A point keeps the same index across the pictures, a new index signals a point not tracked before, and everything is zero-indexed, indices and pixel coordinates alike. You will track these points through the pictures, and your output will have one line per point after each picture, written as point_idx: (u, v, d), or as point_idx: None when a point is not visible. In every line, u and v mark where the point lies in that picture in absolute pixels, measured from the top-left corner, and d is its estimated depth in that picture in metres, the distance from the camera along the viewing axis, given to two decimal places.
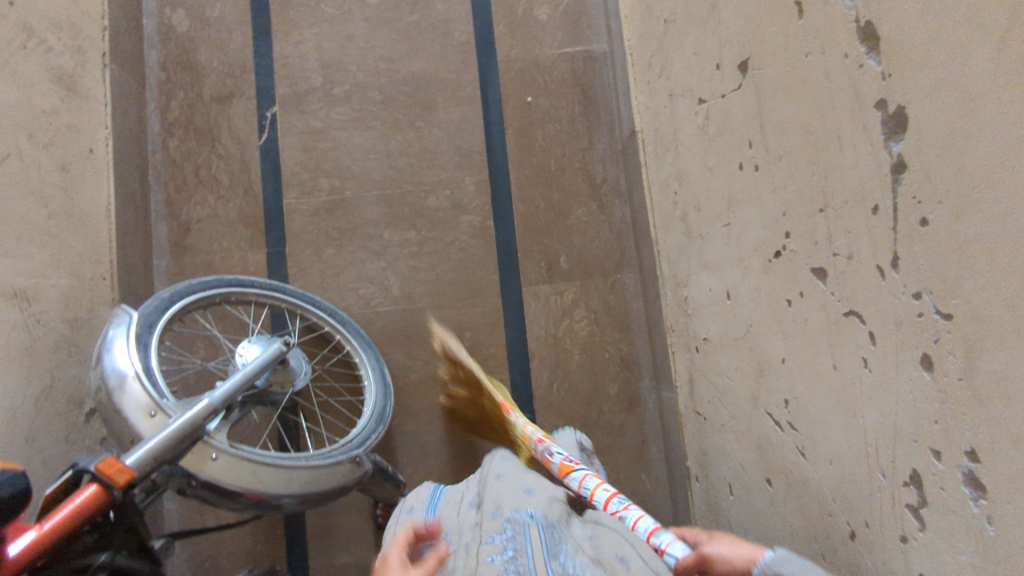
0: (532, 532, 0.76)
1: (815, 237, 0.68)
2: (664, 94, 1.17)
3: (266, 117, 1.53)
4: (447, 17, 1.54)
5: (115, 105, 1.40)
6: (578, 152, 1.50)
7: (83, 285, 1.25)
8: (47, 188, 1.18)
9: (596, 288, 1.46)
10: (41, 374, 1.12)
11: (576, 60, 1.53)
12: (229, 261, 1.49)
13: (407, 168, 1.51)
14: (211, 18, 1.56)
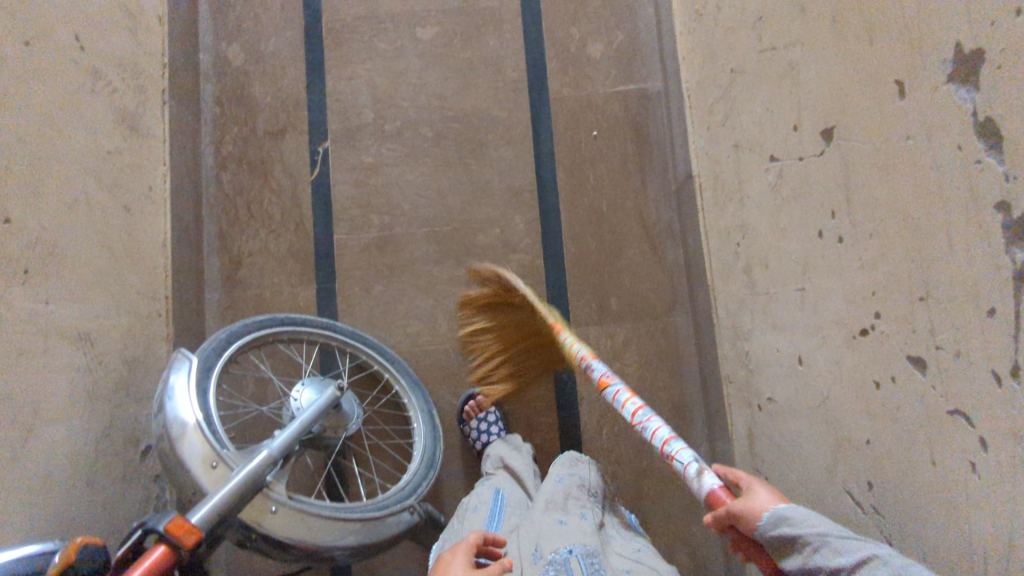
0: (574, 568, 0.90)
1: (912, 324, 0.65)
2: (728, 144, 1.15)
3: (318, 153, 1.54)
4: (499, 54, 1.54)
5: (172, 142, 1.42)
6: (630, 192, 1.48)
7: (140, 323, 1.27)
8: (110, 230, 1.19)
9: (647, 330, 1.44)
10: (102, 414, 1.13)
11: (629, 98, 1.51)
12: (280, 296, 1.50)
13: (457, 206, 1.50)
14: (265, 52, 1.57)
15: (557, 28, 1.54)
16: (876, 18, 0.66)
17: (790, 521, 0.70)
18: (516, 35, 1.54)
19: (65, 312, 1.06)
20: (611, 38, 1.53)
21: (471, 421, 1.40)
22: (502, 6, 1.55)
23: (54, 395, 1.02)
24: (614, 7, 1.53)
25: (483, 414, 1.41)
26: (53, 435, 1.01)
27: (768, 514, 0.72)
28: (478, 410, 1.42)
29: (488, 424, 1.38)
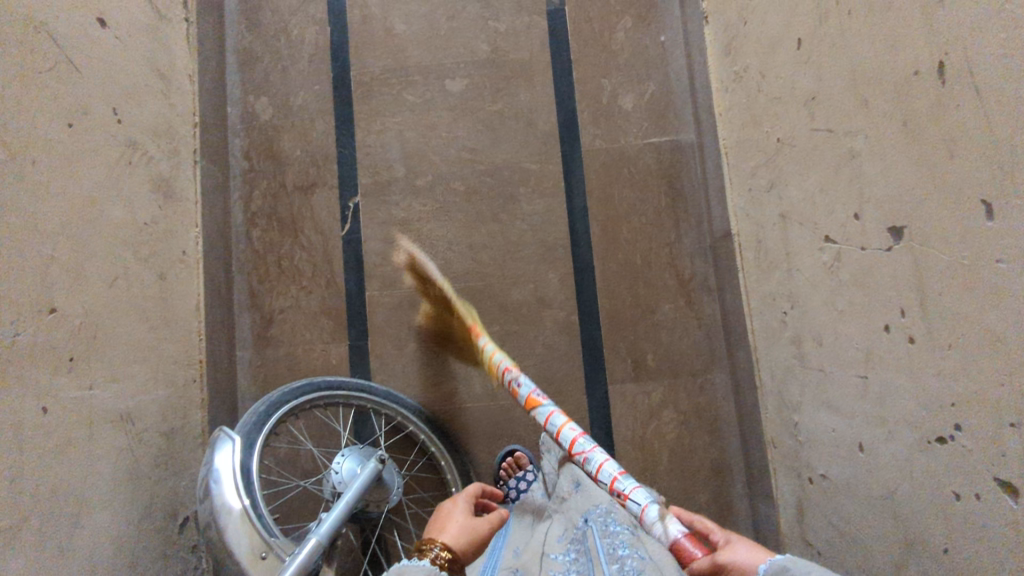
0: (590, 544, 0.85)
1: (1003, 448, 0.64)
2: (773, 212, 1.13)
3: (349, 208, 1.53)
4: (530, 107, 1.53)
5: (204, 202, 1.41)
6: (665, 246, 1.47)
7: (177, 392, 1.25)
8: (147, 302, 1.18)
9: (684, 387, 1.43)
10: (143, 493, 1.11)
11: (662, 150, 1.49)
12: (311, 353, 1.48)
13: (490, 261, 1.49)
14: (294, 105, 1.56)
15: (588, 80, 1.53)
16: (960, 133, 0.65)
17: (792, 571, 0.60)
18: (547, 87, 1.53)
19: (108, 393, 1.05)
20: (643, 89, 1.51)
21: (510, 480, 1.37)
22: (532, 57, 1.54)
23: (99, 480, 1.00)
24: (645, 58, 1.52)
25: (520, 474, 1.38)
26: (98, 521, 0.99)
27: (763, 566, 0.63)
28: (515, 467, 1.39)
29: (526, 482, 1.36)
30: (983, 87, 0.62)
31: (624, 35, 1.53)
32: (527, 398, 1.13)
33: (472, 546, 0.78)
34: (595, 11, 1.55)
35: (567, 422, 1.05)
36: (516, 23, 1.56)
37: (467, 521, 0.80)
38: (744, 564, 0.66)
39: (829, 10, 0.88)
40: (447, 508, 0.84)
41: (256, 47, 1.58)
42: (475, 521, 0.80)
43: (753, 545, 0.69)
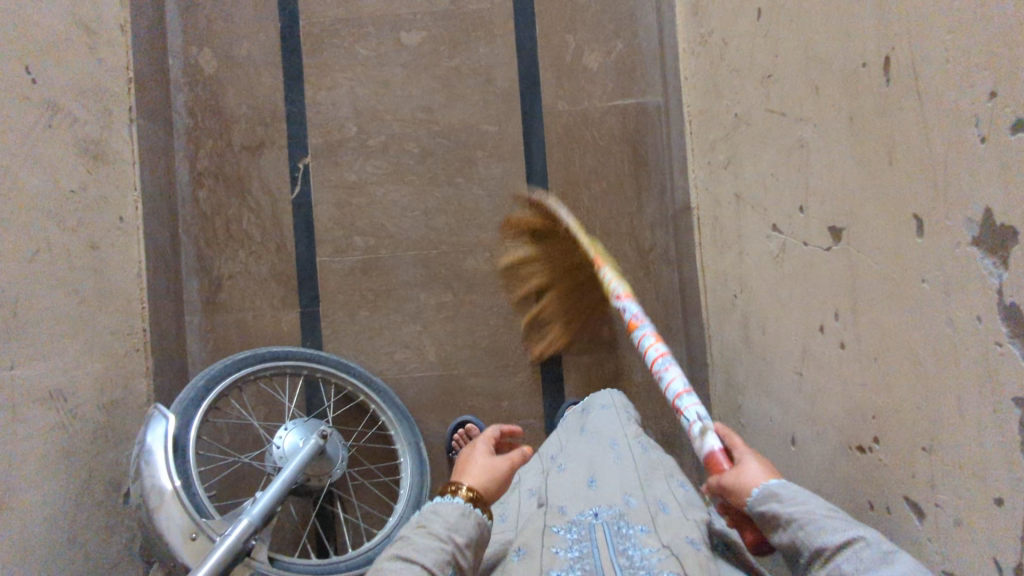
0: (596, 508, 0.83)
1: (914, 470, 0.63)
2: (728, 191, 1.08)
3: (298, 169, 1.46)
4: (489, 64, 1.44)
5: (143, 162, 1.35)
6: (626, 215, 1.41)
7: (117, 363, 1.23)
8: (76, 273, 1.14)
9: (639, 360, 1.41)
10: (80, 468, 1.11)
11: (627, 114, 1.42)
12: (262, 320, 1.45)
13: (444, 228, 1.44)
14: (239, 57, 1.47)
15: (552, 35, 1.43)
16: (900, 139, 0.60)
17: (780, 499, 0.63)
18: (508, 42, 1.44)
19: (34, 370, 1.03)
20: (609, 46, 1.42)
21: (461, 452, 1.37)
22: (492, 9, 1.44)
23: (29, 458, 1.00)
24: (614, 12, 1.42)
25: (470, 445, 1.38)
26: (30, 500, 0.99)
27: (757, 489, 0.65)
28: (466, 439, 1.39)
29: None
30: (925, 91, 0.57)
31: None
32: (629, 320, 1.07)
33: (498, 483, 0.76)
34: None
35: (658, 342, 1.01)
36: None
37: (487, 458, 0.77)
38: (744, 483, 0.66)
39: None
40: (469, 447, 0.80)
41: None
42: (495, 459, 0.77)
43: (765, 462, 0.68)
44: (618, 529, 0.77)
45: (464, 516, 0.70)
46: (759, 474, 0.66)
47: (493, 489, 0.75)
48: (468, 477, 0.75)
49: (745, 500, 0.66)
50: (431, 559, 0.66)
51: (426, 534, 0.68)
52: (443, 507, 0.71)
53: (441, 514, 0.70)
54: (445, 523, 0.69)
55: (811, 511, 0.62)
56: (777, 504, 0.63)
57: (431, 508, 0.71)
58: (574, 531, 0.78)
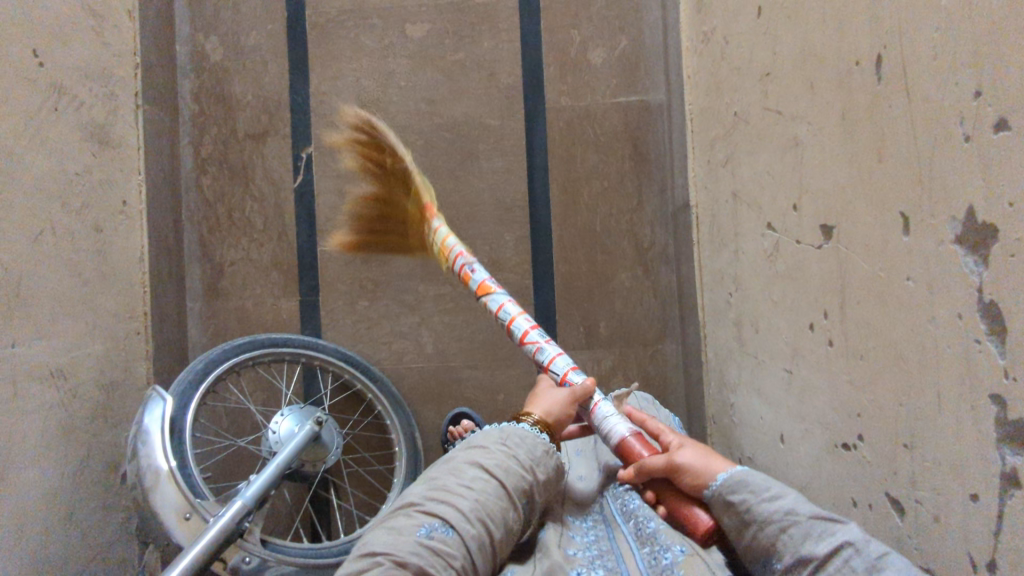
0: (608, 511, 0.82)
1: (896, 467, 0.63)
2: (726, 189, 1.08)
3: (302, 158, 1.47)
4: (494, 58, 1.45)
5: (148, 148, 1.36)
6: (625, 212, 1.42)
7: (118, 345, 1.25)
8: (79, 256, 1.16)
9: (635, 357, 1.41)
10: (78, 447, 1.13)
11: (629, 111, 1.42)
12: (263, 307, 1.47)
13: (445, 220, 1.45)
14: (246, 46, 1.48)
15: (556, 31, 1.44)
16: (890, 138, 0.61)
17: (754, 489, 0.65)
18: (512, 36, 1.45)
19: (36, 349, 1.04)
20: (614, 43, 1.43)
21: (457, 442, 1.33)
22: (498, 3, 1.45)
23: (29, 436, 1.02)
24: (619, 9, 1.43)
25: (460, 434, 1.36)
26: (29, 476, 1.01)
27: (724, 475, 0.68)
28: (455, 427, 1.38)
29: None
30: (914, 92, 0.57)
31: None
32: (479, 285, 1.05)
33: (562, 412, 0.82)
34: None
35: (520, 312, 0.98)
36: None
37: (550, 392, 0.84)
38: (701, 469, 0.70)
39: None
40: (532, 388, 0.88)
41: None
42: (556, 391, 0.84)
43: (703, 449, 0.73)
44: (633, 524, 0.78)
45: (543, 452, 0.74)
46: (714, 462, 0.70)
47: (558, 417, 0.81)
48: (535, 409, 0.81)
49: (706, 485, 0.68)
50: (510, 479, 0.69)
51: (508, 455, 0.71)
52: (525, 435, 0.74)
53: (524, 442, 0.73)
54: (526, 452, 0.72)
55: (786, 509, 0.63)
56: (747, 494, 0.65)
57: (515, 432, 0.75)
58: (591, 537, 0.77)
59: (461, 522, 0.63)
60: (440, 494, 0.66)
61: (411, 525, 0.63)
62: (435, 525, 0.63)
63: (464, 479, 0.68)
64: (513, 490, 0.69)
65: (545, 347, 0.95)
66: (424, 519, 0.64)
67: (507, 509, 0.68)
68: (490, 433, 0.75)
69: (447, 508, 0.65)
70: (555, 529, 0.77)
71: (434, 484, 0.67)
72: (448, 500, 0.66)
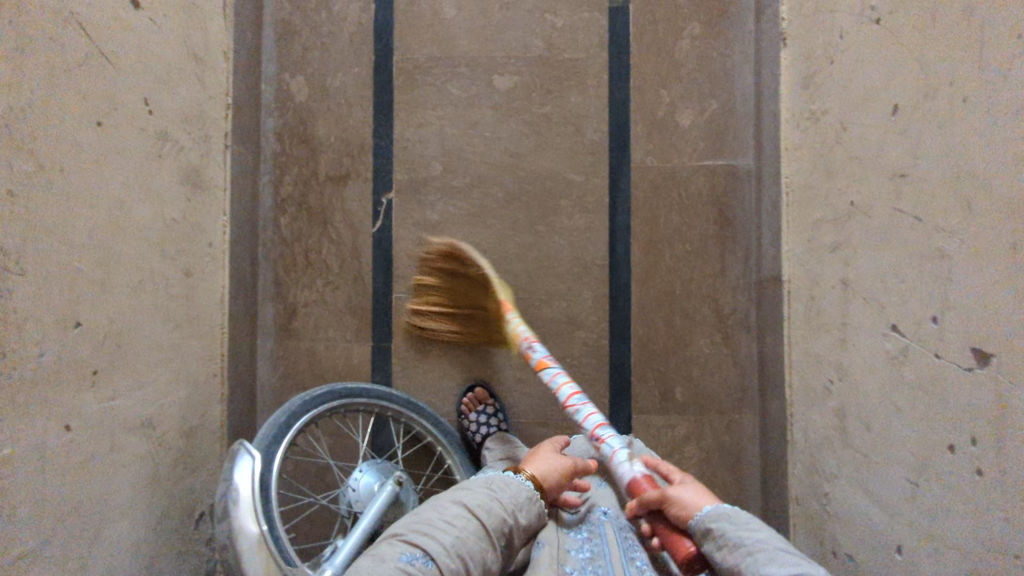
0: (606, 534, 0.96)
1: None
2: (834, 275, 1.06)
3: (381, 203, 1.47)
4: (580, 113, 1.44)
5: (233, 189, 1.36)
6: (707, 277, 1.40)
7: (198, 389, 1.24)
8: (170, 301, 1.15)
9: (710, 425, 1.39)
10: (161, 496, 1.12)
11: (716, 175, 1.40)
12: (334, 351, 1.46)
13: (523, 274, 1.43)
14: (332, 88, 1.48)
15: (646, 90, 1.42)
16: None
17: (730, 518, 0.84)
18: (601, 93, 1.43)
19: (130, 400, 1.03)
20: (703, 105, 1.41)
21: (470, 414, 1.38)
22: (588, 58, 1.44)
23: (121, 490, 1.01)
24: (710, 71, 1.41)
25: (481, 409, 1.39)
26: (119, 530, 1.00)
27: (708, 508, 0.86)
28: (476, 402, 1.40)
29: (487, 416, 1.37)
30: None
31: (691, 42, 1.41)
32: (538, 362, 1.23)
33: (556, 476, 1.01)
34: (662, 11, 1.42)
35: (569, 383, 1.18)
36: (575, 18, 1.44)
37: (547, 457, 1.04)
38: (686, 502, 0.89)
39: (938, 88, 0.79)
40: (537, 452, 1.09)
41: (295, 21, 1.49)
42: (552, 456, 1.04)
43: (699, 488, 0.91)
44: (629, 559, 0.90)
45: (527, 498, 0.92)
46: (700, 500, 0.89)
47: (550, 479, 1.00)
48: (531, 468, 1.01)
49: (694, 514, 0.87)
50: (490, 520, 0.85)
51: (492, 498, 0.88)
52: (510, 485, 0.92)
53: (507, 488, 0.91)
54: (510, 498, 0.90)
55: (757, 538, 0.80)
56: (725, 522, 0.83)
57: (501, 480, 0.93)
58: (587, 554, 0.91)
59: (442, 554, 0.78)
60: (427, 528, 0.81)
61: (398, 550, 0.78)
62: (417, 554, 0.78)
63: (448, 516, 0.83)
64: (493, 530, 0.84)
65: (580, 409, 1.15)
66: (405, 549, 0.78)
67: (486, 548, 0.82)
68: (478, 481, 0.92)
69: (427, 542, 0.79)
70: (551, 546, 0.92)
71: (421, 519, 0.83)
72: (432, 534, 0.81)
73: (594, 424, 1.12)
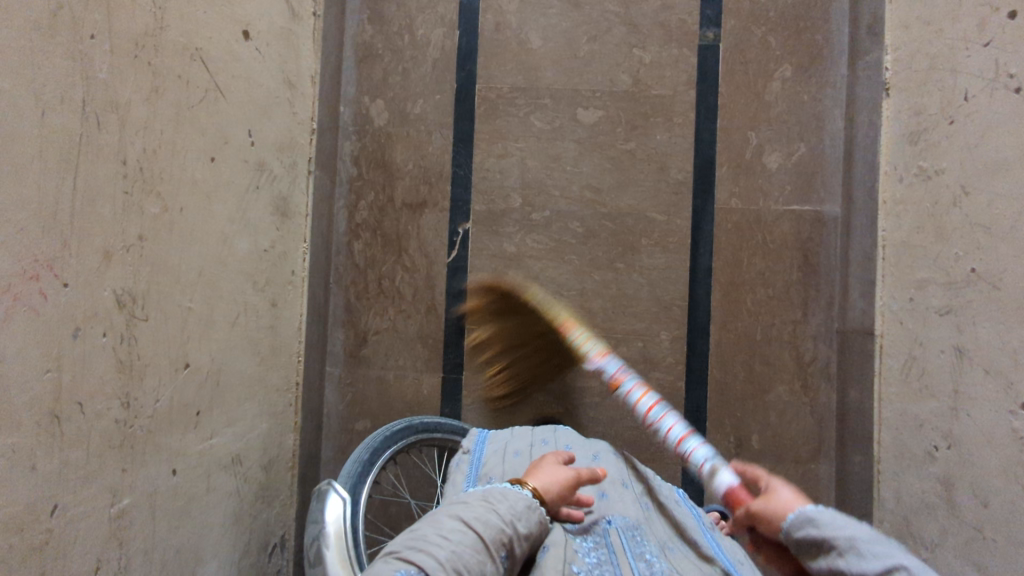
0: (613, 541, 0.83)
1: None
2: (945, 339, 1.04)
3: (458, 233, 1.45)
4: (665, 151, 1.42)
5: (313, 215, 1.34)
6: (789, 323, 1.38)
7: (277, 419, 1.23)
8: (259, 333, 1.13)
9: (786, 474, 1.37)
10: (244, 533, 1.10)
11: (802, 220, 1.38)
12: (404, 380, 1.44)
13: (600, 311, 1.41)
14: (412, 114, 1.46)
15: (733, 130, 1.40)
16: None
17: (815, 521, 0.61)
18: (687, 132, 1.41)
19: (224, 437, 1.01)
20: (791, 149, 1.38)
21: None
22: (675, 96, 1.42)
23: (213, 530, 0.99)
24: (800, 114, 1.38)
25: None
26: (209, 571, 0.98)
27: (794, 514, 0.63)
28: None
29: None
30: None
31: (782, 84, 1.39)
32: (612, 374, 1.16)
33: (560, 489, 0.83)
34: (753, 51, 1.40)
35: (646, 392, 1.10)
36: (664, 54, 1.42)
37: (552, 468, 0.86)
38: (772, 506, 0.67)
39: None
40: (536, 464, 0.89)
41: (377, 44, 1.46)
42: (557, 469, 0.85)
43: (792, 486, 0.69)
44: (641, 565, 0.77)
45: (526, 506, 0.75)
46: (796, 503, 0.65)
47: (555, 492, 0.82)
48: (533, 481, 0.82)
49: (780, 524, 0.64)
50: (489, 530, 0.69)
51: (491, 509, 0.72)
52: (508, 494, 0.76)
53: (505, 499, 0.74)
54: (508, 508, 0.73)
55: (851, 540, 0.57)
56: (811, 527, 0.61)
57: (496, 491, 0.76)
58: (595, 560, 0.78)
59: (437, 570, 0.62)
60: (419, 543, 0.65)
61: (387, 570, 0.62)
62: (411, 570, 0.62)
63: (442, 529, 0.67)
64: (492, 542, 0.68)
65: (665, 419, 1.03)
66: (400, 565, 0.62)
67: (486, 561, 0.66)
68: (472, 492, 0.75)
69: (422, 556, 0.63)
70: (559, 547, 0.77)
71: (413, 533, 0.67)
72: (425, 547, 0.65)
73: (678, 434, 0.99)
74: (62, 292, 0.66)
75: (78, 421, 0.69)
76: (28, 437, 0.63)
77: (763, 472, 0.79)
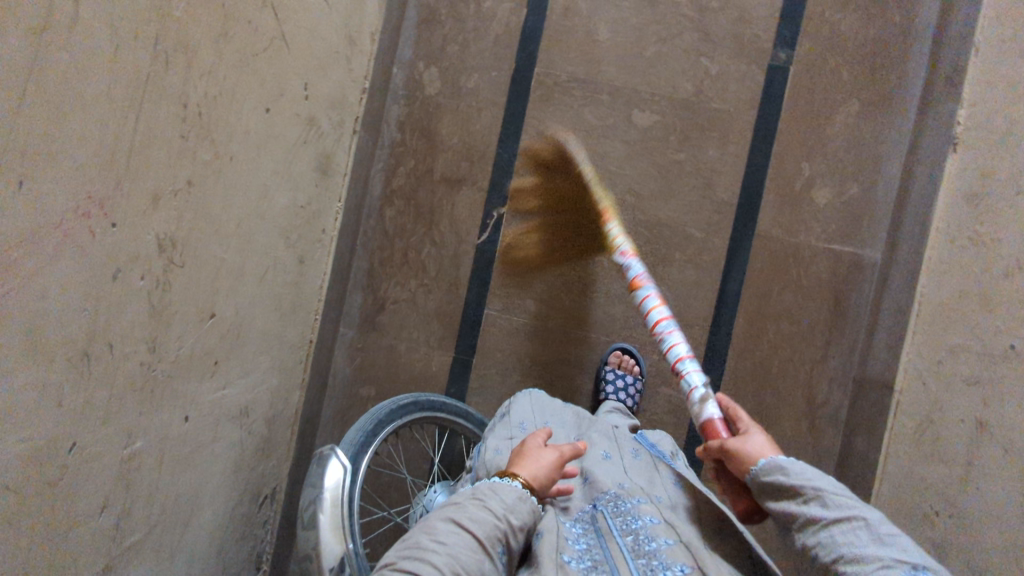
0: (598, 520, 0.81)
1: None
2: (968, 409, 1.03)
3: (491, 216, 1.42)
4: (715, 168, 1.39)
5: (351, 175, 1.32)
6: (807, 361, 1.37)
7: (287, 375, 1.22)
8: (283, 288, 1.12)
9: None
10: (239, 483, 1.10)
11: (840, 261, 1.36)
12: (414, 354, 1.44)
13: (620, 318, 1.40)
14: (465, 88, 1.42)
15: (787, 159, 1.37)
16: None
17: (785, 469, 0.70)
18: (740, 152, 1.38)
19: (236, 389, 1.01)
20: (842, 187, 1.36)
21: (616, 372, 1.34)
22: (735, 113, 1.38)
23: (213, 478, 0.99)
24: (859, 154, 1.35)
25: None
26: (203, 517, 0.98)
27: (764, 460, 0.72)
28: None
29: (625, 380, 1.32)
30: None
31: (845, 120, 1.36)
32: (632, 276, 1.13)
33: (548, 472, 0.82)
34: (823, 81, 1.37)
35: (661, 305, 1.07)
36: (731, 68, 1.38)
37: (536, 453, 0.84)
38: (747, 451, 0.75)
39: None
40: (520, 449, 0.87)
41: (441, 10, 1.43)
42: (542, 453, 0.83)
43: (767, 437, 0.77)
44: (625, 539, 0.76)
45: (518, 497, 0.74)
46: (766, 449, 0.75)
47: (543, 478, 0.80)
48: (521, 471, 0.80)
49: (749, 468, 0.74)
50: (483, 530, 0.68)
51: (482, 507, 0.71)
52: (499, 488, 0.74)
53: (494, 493, 0.73)
54: (499, 502, 0.72)
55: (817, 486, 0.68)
56: (778, 472, 0.70)
57: (486, 486, 0.75)
58: (584, 546, 0.77)
59: None
60: (414, 553, 0.64)
61: None
62: None
63: (437, 535, 0.66)
64: (486, 540, 0.68)
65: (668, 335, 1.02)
66: None
67: (482, 561, 0.66)
68: (461, 492, 0.74)
69: (419, 565, 0.62)
70: (552, 534, 0.77)
71: (406, 543, 0.66)
72: (421, 556, 0.64)
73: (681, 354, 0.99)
74: (108, 231, 0.64)
75: (106, 361, 0.68)
76: (57, 373, 0.62)
77: (743, 412, 0.86)
